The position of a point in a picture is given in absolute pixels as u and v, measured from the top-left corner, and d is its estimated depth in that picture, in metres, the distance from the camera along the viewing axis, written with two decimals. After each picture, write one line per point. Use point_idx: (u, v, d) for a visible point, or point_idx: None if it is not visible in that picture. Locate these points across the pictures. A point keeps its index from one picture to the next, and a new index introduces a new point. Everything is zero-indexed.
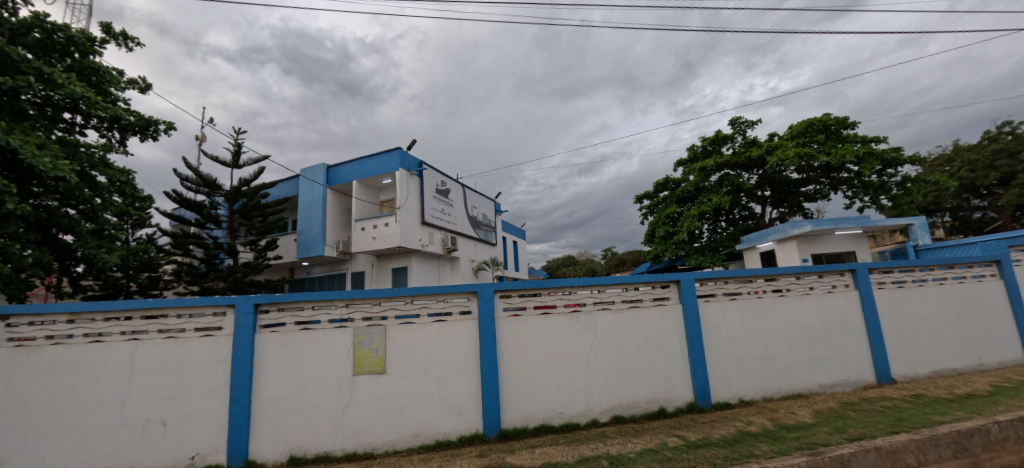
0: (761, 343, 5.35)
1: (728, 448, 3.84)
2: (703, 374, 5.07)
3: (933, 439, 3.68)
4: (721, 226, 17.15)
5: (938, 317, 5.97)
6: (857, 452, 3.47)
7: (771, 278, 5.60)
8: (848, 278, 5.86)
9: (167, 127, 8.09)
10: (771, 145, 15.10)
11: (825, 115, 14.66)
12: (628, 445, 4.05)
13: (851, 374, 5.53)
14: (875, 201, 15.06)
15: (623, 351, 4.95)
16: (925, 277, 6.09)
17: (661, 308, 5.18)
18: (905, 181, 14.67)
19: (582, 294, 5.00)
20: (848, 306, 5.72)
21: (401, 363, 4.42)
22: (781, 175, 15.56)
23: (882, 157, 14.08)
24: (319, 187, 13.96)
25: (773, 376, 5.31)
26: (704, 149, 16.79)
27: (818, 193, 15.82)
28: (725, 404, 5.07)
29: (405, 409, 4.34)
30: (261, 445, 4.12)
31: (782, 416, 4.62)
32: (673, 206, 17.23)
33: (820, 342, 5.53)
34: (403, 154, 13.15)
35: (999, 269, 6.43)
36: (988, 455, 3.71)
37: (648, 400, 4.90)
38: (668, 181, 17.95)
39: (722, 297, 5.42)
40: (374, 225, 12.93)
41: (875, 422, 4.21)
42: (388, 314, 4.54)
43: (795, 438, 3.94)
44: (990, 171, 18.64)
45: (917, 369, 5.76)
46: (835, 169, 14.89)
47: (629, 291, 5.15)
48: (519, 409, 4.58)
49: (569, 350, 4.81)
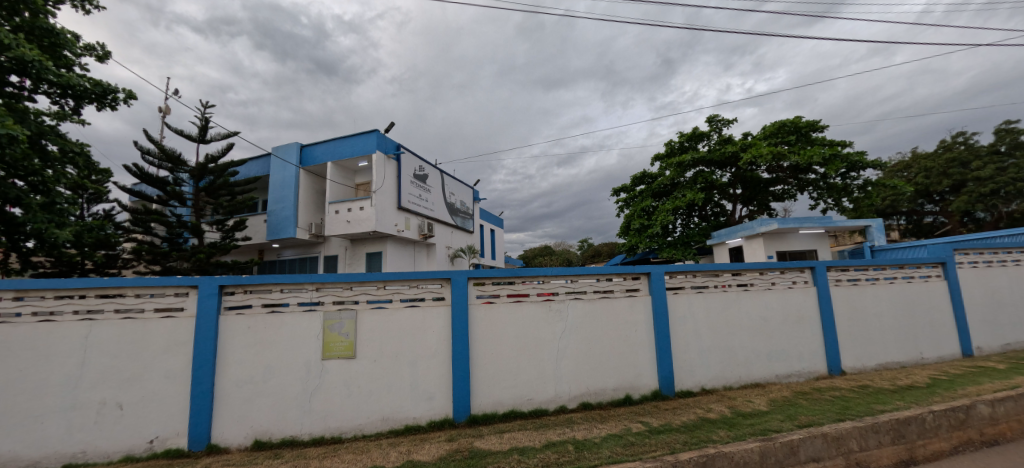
0: (724, 334, 5.57)
1: (687, 434, 4.00)
2: (668, 364, 5.25)
3: (874, 427, 3.94)
4: (694, 221, 17.68)
5: (886, 313, 6.36)
6: (806, 438, 3.69)
7: (737, 272, 5.81)
8: (807, 274, 6.15)
9: (126, 96, 7.65)
10: (745, 143, 15.53)
11: (797, 117, 15.19)
12: (593, 431, 4.17)
13: (804, 366, 5.84)
14: (838, 203, 15.77)
15: (593, 340, 5.06)
16: (877, 276, 6.45)
17: (631, 299, 5.31)
18: (866, 184, 15.41)
19: (555, 283, 5.07)
20: (805, 301, 6.00)
21: (372, 349, 4.39)
22: (752, 174, 16.06)
23: (846, 160, 14.71)
24: (292, 167, 13.54)
25: (734, 366, 5.55)
26: (681, 144, 17.12)
27: (786, 193, 16.41)
28: (687, 392, 5.28)
29: (375, 395, 4.33)
30: (224, 428, 4.05)
31: (740, 403, 4.86)
32: (649, 199, 17.63)
33: (778, 334, 5.80)
34: (382, 136, 12.86)
35: (944, 270, 6.87)
36: (921, 441, 4.02)
37: (614, 388, 5.05)
38: (645, 175, 18.29)
39: (689, 290, 5.60)
40: (348, 209, 12.66)
41: (824, 411, 4.47)
42: (360, 298, 4.49)
43: (750, 425, 4.15)
44: (943, 178, 19.81)
45: (865, 361, 6.12)
46: (802, 170, 15.51)
47: (601, 281, 5.26)
48: (489, 395, 4.64)
49: (541, 338, 4.88)
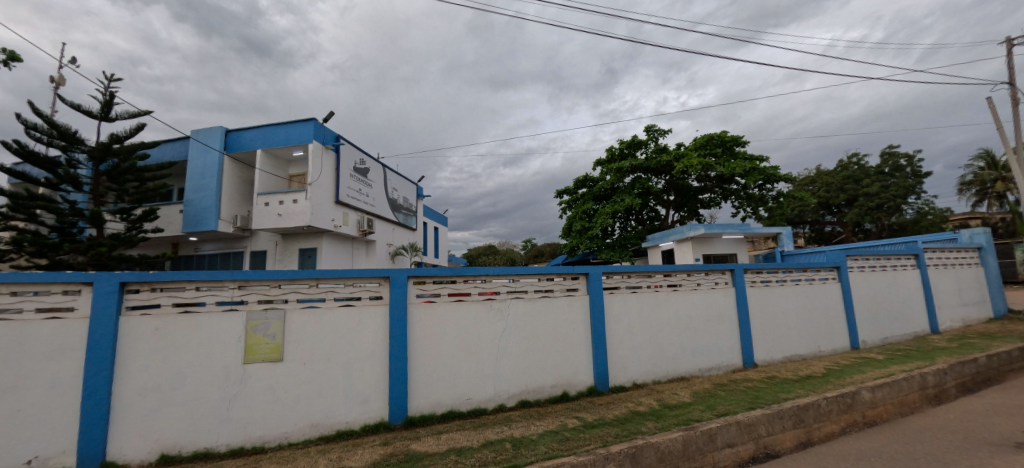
0: (654, 332, 5.90)
1: (618, 427, 4.19)
2: (603, 360, 5.47)
3: (779, 413, 4.35)
4: (630, 225, 18.56)
5: (791, 312, 7.07)
6: (722, 426, 4.01)
7: (668, 273, 6.19)
8: (727, 276, 6.69)
9: (8, 58, 6.60)
10: (678, 153, 16.57)
11: (724, 131, 16.45)
12: (531, 428, 4.24)
13: (723, 360, 6.33)
14: (755, 212, 17.30)
15: (533, 338, 5.14)
16: (785, 278, 7.16)
17: (571, 298, 5.47)
18: (779, 196, 17.05)
19: (497, 282, 5.09)
20: (725, 300, 6.52)
21: (301, 351, 4.14)
22: (684, 182, 17.15)
23: (763, 173, 16.17)
24: (214, 153, 12.43)
25: (662, 362, 5.89)
26: (621, 151, 17.89)
27: (712, 201, 17.73)
28: (620, 387, 5.52)
29: (303, 400, 4.09)
30: (124, 442, 3.63)
31: (667, 396, 5.17)
32: (590, 202, 18.27)
33: (702, 331, 6.25)
34: (320, 126, 12.18)
35: (839, 273, 7.78)
36: (817, 425, 4.51)
37: (552, 385, 5.16)
38: (586, 179, 18.92)
39: (625, 290, 5.86)
40: (280, 201, 11.86)
41: (738, 400, 4.88)
42: (289, 297, 4.22)
43: (675, 416, 4.43)
44: (840, 193, 22.44)
45: (774, 354, 6.76)
46: (727, 181, 16.84)
47: (542, 281, 5.37)
48: (427, 396, 4.55)
49: (481, 337, 4.87)
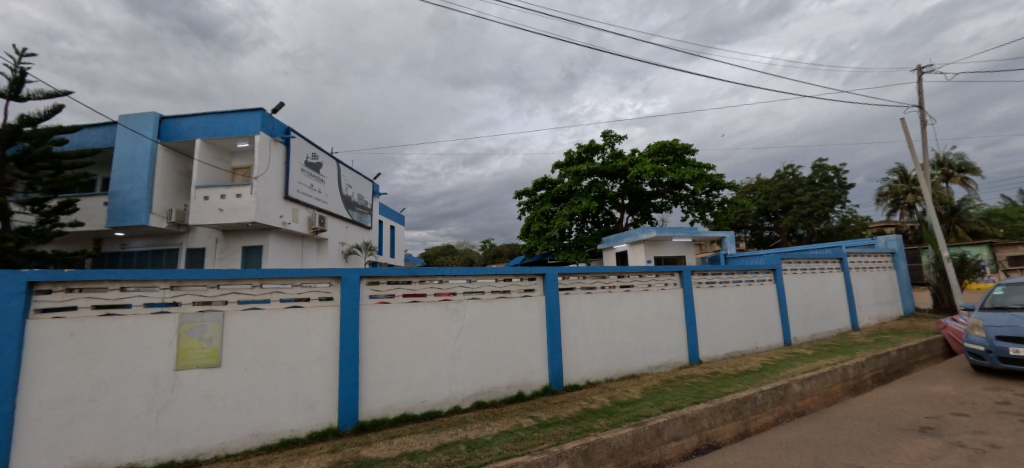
0: (607, 331, 6.06)
1: (572, 425, 4.27)
2: (558, 360, 5.55)
3: (721, 407, 4.60)
4: (587, 227, 18.99)
5: (733, 311, 7.51)
6: (669, 421, 4.18)
7: (621, 274, 6.38)
8: (676, 277, 6.99)
9: None
10: (632, 159, 17.15)
11: (675, 139, 17.19)
12: (485, 429, 4.22)
13: (671, 357, 6.61)
14: (702, 217, 18.22)
15: (488, 339, 5.12)
16: (728, 280, 7.60)
17: (527, 298, 5.50)
18: (724, 202, 18.06)
19: (454, 282, 5.03)
20: (673, 300, 6.81)
21: (241, 356, 3.89)
22: (638, 187, 17.77)
23: (710, 180, 17.06)
24: (146, 141, 11.47)
25: (614, 360, 6.06)
26: (579, 155, 18.27)
27: (664, 205, 18.48)
28: (574, 386, 5.63)
29: (244, 407, 3.84)
30: (30, 462, 3.25)
31: (618, 393, 5.33)
32: (548, 204, 18.52)
33: (652, 330, 6.49)
34: (268, 116, 11.55)
35: (775, 275, 8.35)
36: (754, 416, 4.81)
37: (508, 385, 5.18)
38: (545, 181, 19.16)
39: (580, 290, 5.98)
40: (222, 195, 11.12)
41: (684, 395, 5.12)
42: (229, 298, 3.95)
43: (625, 412, 4.58)
44: (777, 200, 24.12)
45: (717, 351, 7.15)
46: (677, 186, 17.63)
47: (499, 282, 5.37)
48: (379, 400, 4.42)
49: (436, 338, 4.80)
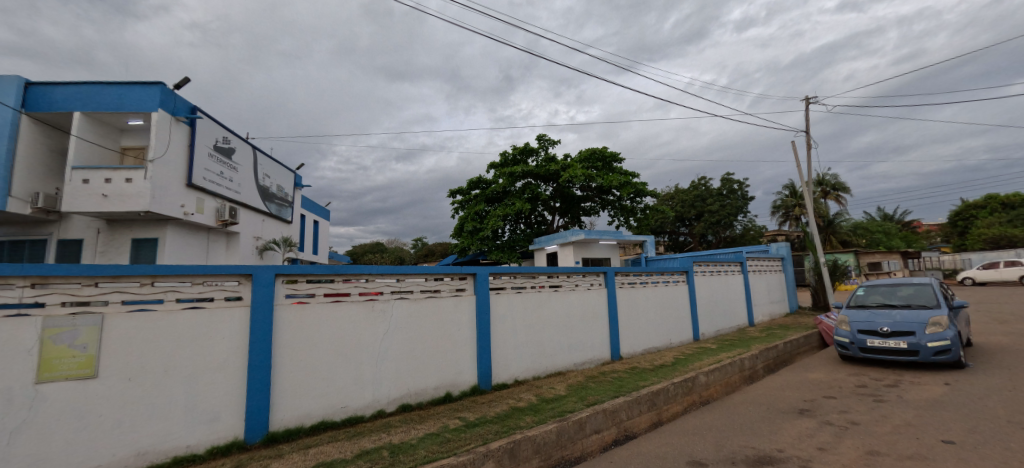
0: (535, 330, 6.18)
1: (499, 424, 4.29)
2: (487, 360, 5.56)
3: (638, 399, 4.89)
4: (520, 228, 19.27)
5: (651, 310, 8.05)
6: (591, 415, 4.36)
7: (550, 275, 6.55)
8: (601, 278, 7.33)
9: None
10: (564, 164, 17.70)
11: (605, 147, 18.05)
12: (410, 433, 4.10)
13: (595, 354, 6.91)
14: (627, 221, 19.32)
15: (416, 340, 4.98)
16: (647, 280, 8.12)
17: (457, 299, 5.44)
18: (646, 208, 19.31)
19: (381, 282, 4.82)
20: (598, 300, 7.13)
21: (125, 365, 3.36)
22: (569, 191, 18.40)
23: (635, 187, 18.15)
24: (7, 110, 9.70)
25: (542, 358, 6.20)
26: (514, 156, 18.48)
27: (592, 209, 19.31)
28: (502, 384, 5.67)
29: (127, 423, 3.34)
30: None
31: (545, 391, 5.46)
32: (482, 204, 18.55)
33: (577, 328, 6.73)
34: (170, 92, 10.23)
35: (687, 277, 9.08)
36: (666, 407, 5.18)
37: (435, 386, 5.08)
38: (480, 180, 19.15)
39: (510, 290, 6.03)
40: (108, 179, 9.68)
41: (606, 390, 5.37)
42: (111, 298, 3.42)
43: (551, 408, 4.69)
44: (691, 208, 26.37)
45: (636, 347, 7.60)
46: (605, 192, 18.52)
47: (428, 281, 5.24)
48: (294, 408, 4.10)
49: (360, 340, 4.56)
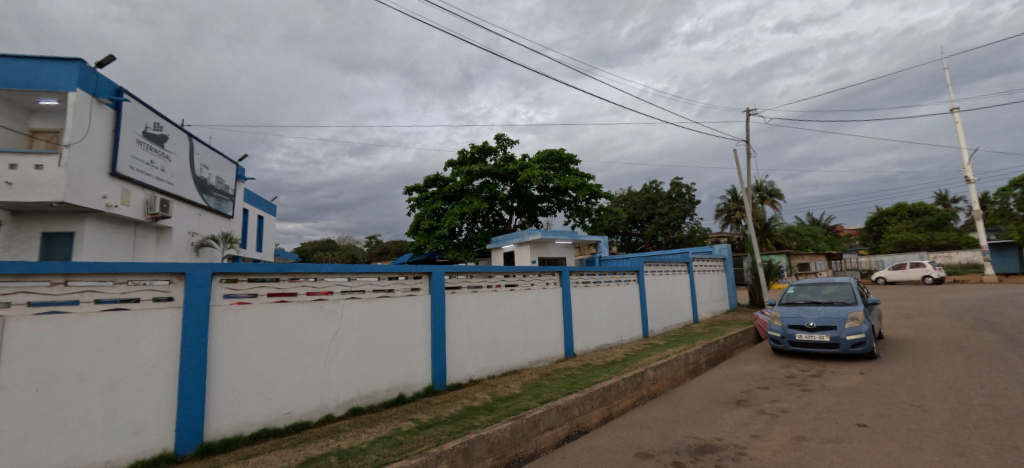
0: (491, 329, 6.18)
1: (453, 424, 4.24)
2: (442, 360, 5.49)
3: (590, 395, 5.00)
4: (477, 227, 19.21)
5: (604, 308, 8.28)
6: (545, 412, 4.41)
7: (506, 274, 6.58)
8: (556, 277, 7.45)
9: None
10: (522, 164, 17.84)
11: (562, 149, 18.35)
12: (360, 437, 3.96)
13: (549, 352, 7.00)
14: (582, 222, 19.76)
15: (368, 341, 4.83)
16: (600, 280, 8.35)
17: (411, 298, 5.32)
18: (601, 209, 19.84)
19: (330, 281, 4.62)
20: (553, 299, 7.24)
21: (31, 373, 2.95)
22: (526, 191, 18.55)
23: (590, 189, 18.59)
24: None
25: (497, 357, 6.21)
26: (472, 155, 18.38)
27: (549, 210, 19.58)
28: (457, 384, 5.61)
29: (32, 440, 2.93)
30: None
31: (499, 389, 5.47)
32: (439, 202, 18.32)
33: (532, 327, 6.80)
34: (91, 70, 9.26)
35: (637, 276, 9.42)
36: (617, 402, 5.35)
37: (387, 388, 4.94)
38: (437, 178, 18.88)
39: (466, 289, 5.99)
40: (14, 165, 8.62)
41: (559, 387, 5.47)
42: (14, 299, 2.99)
43: (506, 407, 4.71)
44: (642, 211, 27.46)
45: (589, 344, 7.79)
46: (562, 193, 18.83)
47: (381, 280, 5.09)
48: (232, 415, 3.83)
49: (307, 342, 4.35)
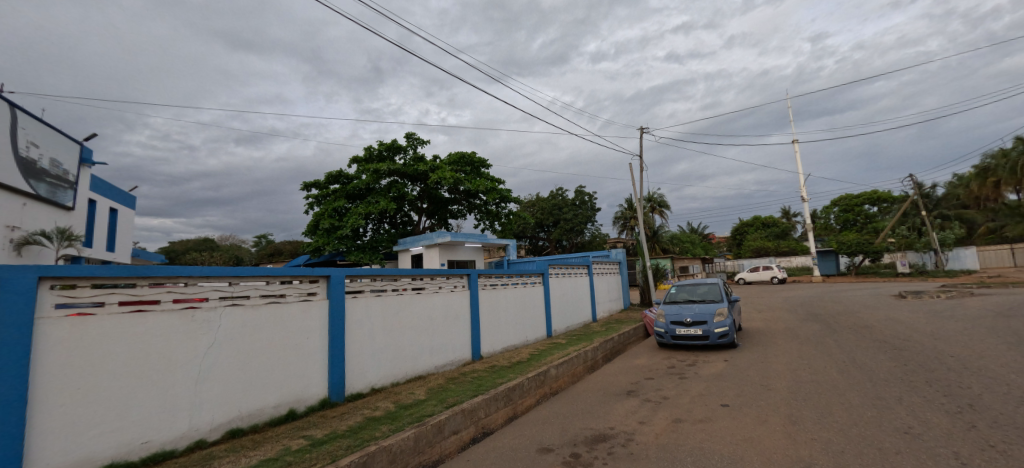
0: (395, 334, 5.96)
1: (352, 437, 4.01)
2: (340, 369, 5.16)
3: (495, 396, 5.08)
4: (383, 228, 18.42)
5: (510, 309, 8.49)
6: (450, 416, 4.37)
7: (413, 277, 6.40)
8: (464, 280, 7.44)
9: None
10: (432, 165, 17.56)
11: (473, 153, 18.44)
12: (242, 462, 3.55)
13: (456, 355, 6.96)
14: (492, 225, 20.04)
15: (252, 352, 4.34)
16: (507, 282, 8.53)
17: (306, 304, 4.91)
18: (510, 214, 20.30)
19: (205, 286, 4.07)
20: (461, 302, 7.22)
21: None
22: (436, 192, 18.28)
23: (500, 193, 18.93)
24: None
25: (401, 363, 6.00)
26: (379, 152, 17.62)
27: (459, 212, 19.52)
28: (357, 394, 5.31)
29: None
30: None
31: (403, 397, 5.30)
32: (342, 200, 17.25)
33: (439, 330, 6.70)
34: None
35: (542, 278, 9.82)
36: (521, 400, 5.51)
37: (275, 404, 4.51)
38: (340, 175, 17.74)
39: (369, 293, 5.70)
40: None
41: (465, 390, 5.47)
42: None
43: (409, 414, 4.58)
44: (548, 216, 28.74)
45: (495, 346, 7.90)
46: (472, 196, 18.90)
47: (270, 285, 4.63)
48: (68, 453, 3.09)
49: (175, 357, 3.75)
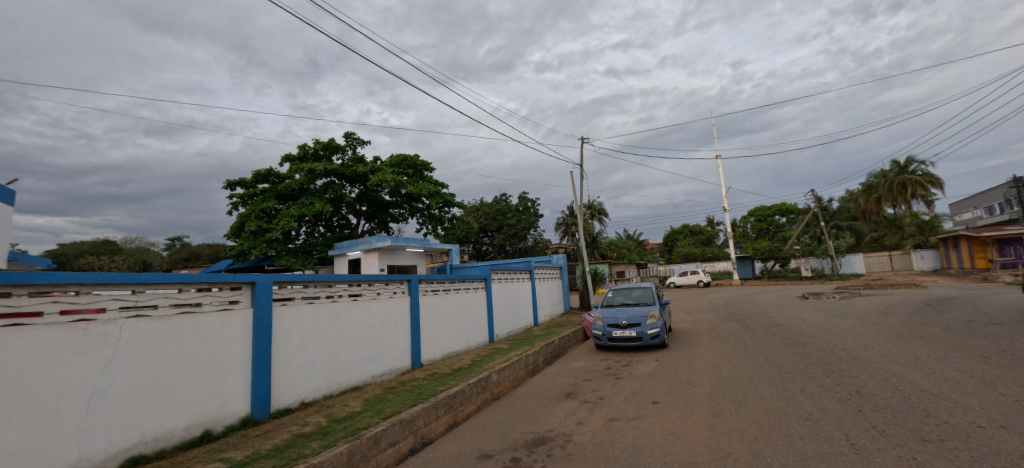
0: (329, 344, 5.65)
1: (277, 456, 3.71)
2: (265, 384, 4.78)
3: (435, 405, 4.95)
4: (318, 231, 17.44)
5: (452, 315, 8.36)
6: (386, 428, 4.19)
7: (349, 283, 6.11)
8: (404, 286, 7.22)
9: None
10: (373, 167, 16.95)
11: (416, 155, 18.04)
12: None
13: (394, 364, 6.72)
14: (434, 230, 19.70)
15: (159, 369, 3.88)
16: (449, 287, 8.41)
17: (226, 314, 4.49)
18: (453, 218, 20.08)
19: (103, 295, 3.57)
20: (400, 308, 6.99)
21: None
22: (376, 195, 17.66)
23: (444, 197, 18.67)
24: None
25: (335, 374, 5.69)
26: (315, 151, 16.71)
27: (401, 216, 18.98)
28: (284, 410, 4.95)
29: None
30: None
31: (336, 410, 5.02)
32: (272, 201, 16.13)
33: (377, 338, 6.44)
34: None
35: (485, 284, 9.78)
36: (462, 407, 5.43)
37: (186, 426, 4.05)
38: (270, 173, 16.58)
39: (300, 301, 5.36)
40: None
41: (403, 399, 5.29)
42: None
43: (343, 428, 4.33)
44: (492, 221, 28.80)
45: (436, 353, 7.74)
46: (414, 199, 18.47)
47: (183, 293, 4.18)
48: None
49: (63, 377, 3.23)
